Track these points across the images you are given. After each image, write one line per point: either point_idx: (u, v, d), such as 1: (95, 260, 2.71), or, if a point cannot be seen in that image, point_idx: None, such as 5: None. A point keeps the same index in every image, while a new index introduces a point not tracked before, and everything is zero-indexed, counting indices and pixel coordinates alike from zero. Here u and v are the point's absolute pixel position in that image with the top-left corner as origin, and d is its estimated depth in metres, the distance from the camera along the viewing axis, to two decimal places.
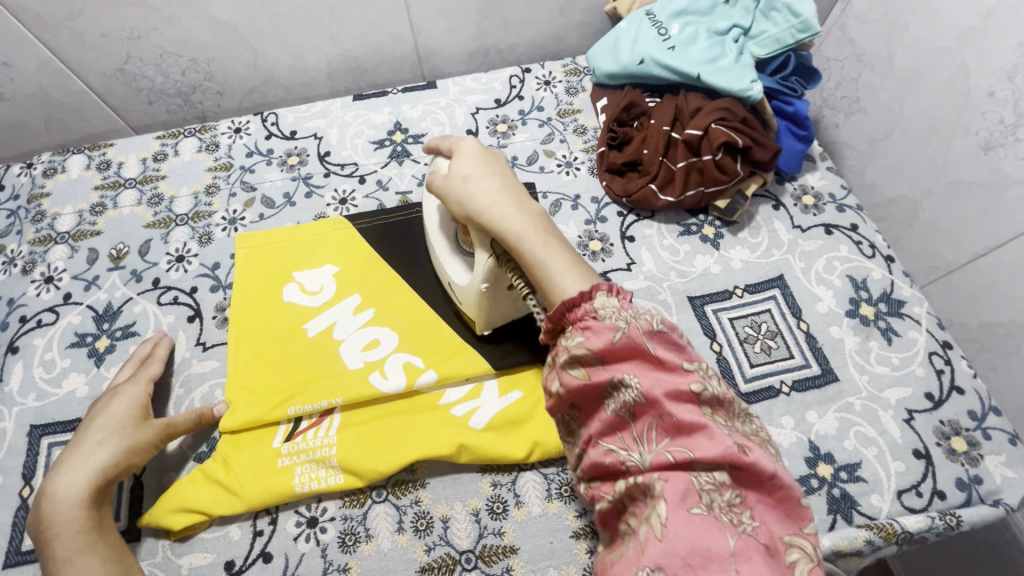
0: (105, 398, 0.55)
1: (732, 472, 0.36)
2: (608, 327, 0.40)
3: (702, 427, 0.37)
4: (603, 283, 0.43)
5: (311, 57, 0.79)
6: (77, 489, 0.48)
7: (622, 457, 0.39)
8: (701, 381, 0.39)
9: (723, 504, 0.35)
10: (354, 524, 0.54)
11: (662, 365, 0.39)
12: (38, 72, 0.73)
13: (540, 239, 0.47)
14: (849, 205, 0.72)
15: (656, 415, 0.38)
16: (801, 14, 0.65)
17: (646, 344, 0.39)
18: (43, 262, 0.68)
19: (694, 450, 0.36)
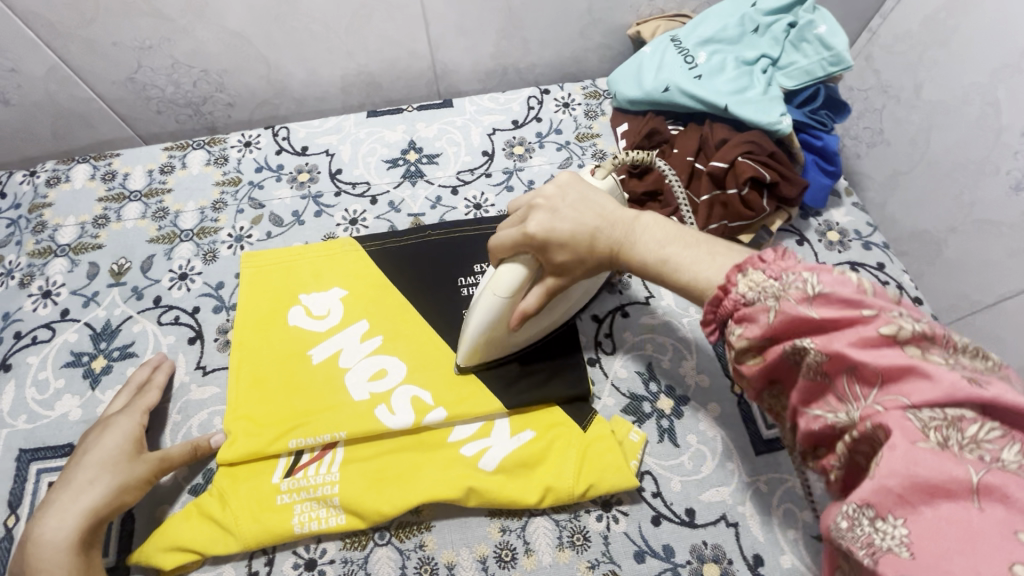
0: (96, 430, 0.53)
1: (980, 410, 0.27)
2: (760, 311, 0.34)
3: (909, 368, 0.29)
4: (737, 265, 0.36)
5: (326, 71, 0.77)
6: (65, 533, 0.47)
7: (831, 420, 0.32)
8: (892, 321, 0.30)
9: (967, 444, 0.27)
10: (354, 568, 0.51)
11: (836, 324, 0.31)
12: (46, 79, 0.71)
13: (680, 252, 0.42)
14: (875, 242, 0.70)
15: (849, 371, 0.31)
16: (833, 47, 0.64)
17: (805, 312, 0.32)
18: (42, 275, 0.66)
19: (911, 397, 0.28)
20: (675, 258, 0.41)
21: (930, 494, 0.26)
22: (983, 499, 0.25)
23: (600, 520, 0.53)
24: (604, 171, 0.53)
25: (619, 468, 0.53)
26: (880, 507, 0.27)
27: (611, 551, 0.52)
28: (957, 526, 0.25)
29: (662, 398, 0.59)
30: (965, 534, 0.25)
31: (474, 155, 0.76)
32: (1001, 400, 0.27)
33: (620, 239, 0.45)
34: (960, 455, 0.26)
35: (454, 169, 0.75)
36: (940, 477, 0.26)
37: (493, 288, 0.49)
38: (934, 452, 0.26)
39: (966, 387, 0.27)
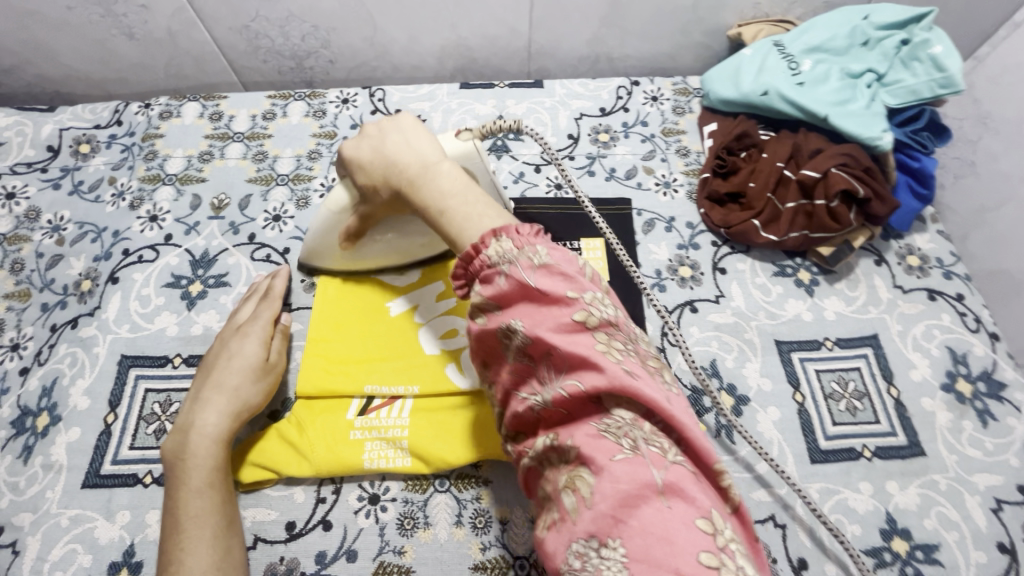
0: (239, 339, 0.58)
1: (643, 410, 0.36)
2: (498, 278, 0.39)
3: (589, 359, 0.36)
4: (495, 231, 0.41)
5: (427, 39, 0.79)
6: (220, 431, 0.53)
7: (531, 401, 0.38)
8: (585, 309, 0.37)
9: (646, 439, 0.35)
10: (414, 509, 0.54)
11: (544, 300, 0.38)
12: (171, 18, 0.76)
13: (460, 201, 0.46)
14: (957, 273, 0.69)
15: (548, 353, 0.37)
16: (946, 68, 0.62)
17: (527, 280, 0.38)
18: (150, 201, 0.71)
19: (585, 383, 0.36)
20: (449, 211, 0.45)
21: (633, 504, 0.32)
22: (670, 496, 0.33)
23: None
24: (470, 134, 0.51)
25: None
26: (601, 534, 0.33)
27: None
28: (658, 526, 0.31)
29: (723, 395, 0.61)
30: (663, 533, 0.31)
31: (560, 137, 0.77)
32: (646, 394, 0.35)
33: (412, 179, 0.48)
34: (645, 451, 0.34)
35: (539, 149, 0.76)
36: (636, 482, 0.33)
37: (330, 207, 0.55)
38: (626, 462, 0.34)
39: (622, 378, 0.35)
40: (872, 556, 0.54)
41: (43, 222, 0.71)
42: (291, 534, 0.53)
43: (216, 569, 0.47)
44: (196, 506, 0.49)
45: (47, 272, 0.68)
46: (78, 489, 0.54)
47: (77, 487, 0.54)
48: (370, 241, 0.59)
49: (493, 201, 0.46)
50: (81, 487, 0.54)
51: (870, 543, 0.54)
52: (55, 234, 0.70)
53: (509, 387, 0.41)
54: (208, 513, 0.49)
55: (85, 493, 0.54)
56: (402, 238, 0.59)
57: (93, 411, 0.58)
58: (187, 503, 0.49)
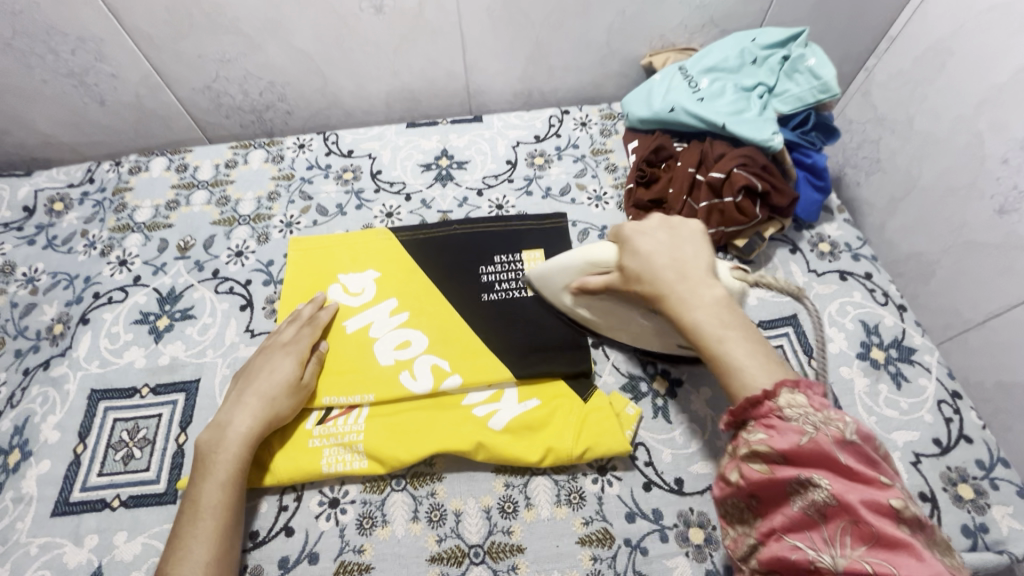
0: (281, 354, 0.62)
1: None
2: (794, 429, 0.42)
3: (906, 544, 0.37)
4: (787, 380, 0.45)
5: (374, 87, 0.88)
6: (251, 434, 0.56)
7: (810, 554, 0.40)
8: (902, 498, 0.39)
9: None
10: (372, 509, 0.57)
11: (857, 476, 0.40)
12: (138, 84, 0.83)
13: (737, 333, 0.49)
14: (865, 255, 0.76)
15: (851, 520, 0.39)
16: (822, 77, 0.72)
17: (835, 452, 0.41)
18: (120, 247, 0.76)
19: (899, 568, 0.36)
20: (728, 343, 0.48)
21: None
22: None
23: (596, 482, 0.59)
24: (741, 275, 0.56)
25: (616, 433, 0.59)
26: None
27: (604, 510, 0.57)
28: None
29: (657, 379, 0.65)
30: None
31: (499, 163, 0.85)
32: None
33: (674, 300, 0.51)
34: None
35: (480, 175, 0.83)
36: None
37: (585, 255, 0.59)
38: None
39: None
40: None
41: (17, 275, 0.75)
42: (254, 542, 0.55)
43: (211, 565, 0.49)
44: (211, 498, 0.52)
45: (21, 320, 0.72)
46: (47, 518, 0.57)
47: (47, 516, 0.57)
48: (587, 300, 0.62)
49: (763, 340, 0.49)
50: (51, 515, 0.57)
51: None
52: (29, 285, 0.74)
53: (770, 527, 0.43)
54: (220, 508, 0.52)
55: (54, 520, 0.56)
56: (621, 319, 0.62)
57: (62, 443, 0.61)
58: (203, 494, 0.52)
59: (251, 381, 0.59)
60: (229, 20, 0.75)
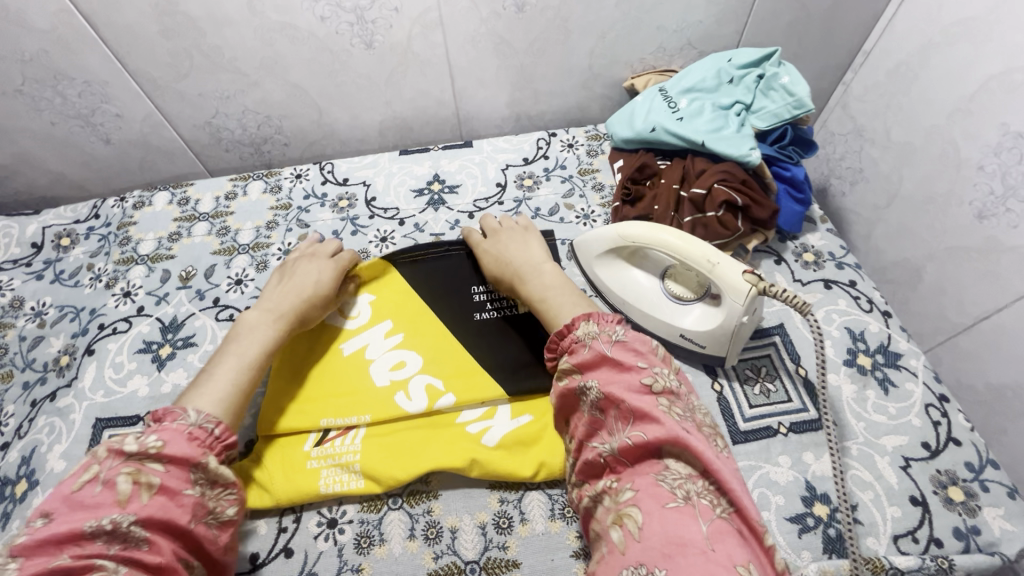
0: (315, 261, 0.70)
1: (689, 463, 0.46)
2: (585, 350, 0.53)
3: (653, 415, 0.47)
4: (584, 315, 0.56)
5: (367, 117, 0.91)
6: (285, 310, 0.64)
7: (602, 445, 0.49)
8: (652, 375, 0.50)
9: (697, 492, 0.44)
10: (370, 528, 0.58)
11: (621, 368, 0.51)
12: (142, 123, 0.87)
13: None
14: (848, 263, 0.77)
15: (618, 407, 0.49)
16: (796, 94, 0.75)
17: (606, 351, 0.52)
18: (124, 279, 0.79)
19: (648, 433, 0.47)
20: None
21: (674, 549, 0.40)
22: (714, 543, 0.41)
23: None
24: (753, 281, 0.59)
25: None
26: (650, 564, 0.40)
27: None
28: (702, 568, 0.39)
29: None
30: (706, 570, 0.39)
31: (489, 186, 0.87)
32: (702, 455, 0.45)
33: None
34: (695, 502, 0.43)
35: (471, 199, 0.86)
36: (680, 530, 0.41)
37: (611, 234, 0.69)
38: (675, 510, 0.43)
39: (680, 433, 0.46)
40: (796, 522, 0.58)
41: (26, 309, 0.78)
42: (255, 564, 0.56)
43: (232, 398, 0.55)
44: (240, 354, 0.58)
45: (29, 353, 0.74)
46: None
47: None
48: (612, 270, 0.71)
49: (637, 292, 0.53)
50: None
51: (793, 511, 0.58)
52: (37, 319, 0.77)
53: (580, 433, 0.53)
54: (253, 356, 0.59)
55: None
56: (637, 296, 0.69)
57: (68, 472, 0.62)
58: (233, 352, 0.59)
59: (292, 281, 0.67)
60: (227, 60, 0.79)
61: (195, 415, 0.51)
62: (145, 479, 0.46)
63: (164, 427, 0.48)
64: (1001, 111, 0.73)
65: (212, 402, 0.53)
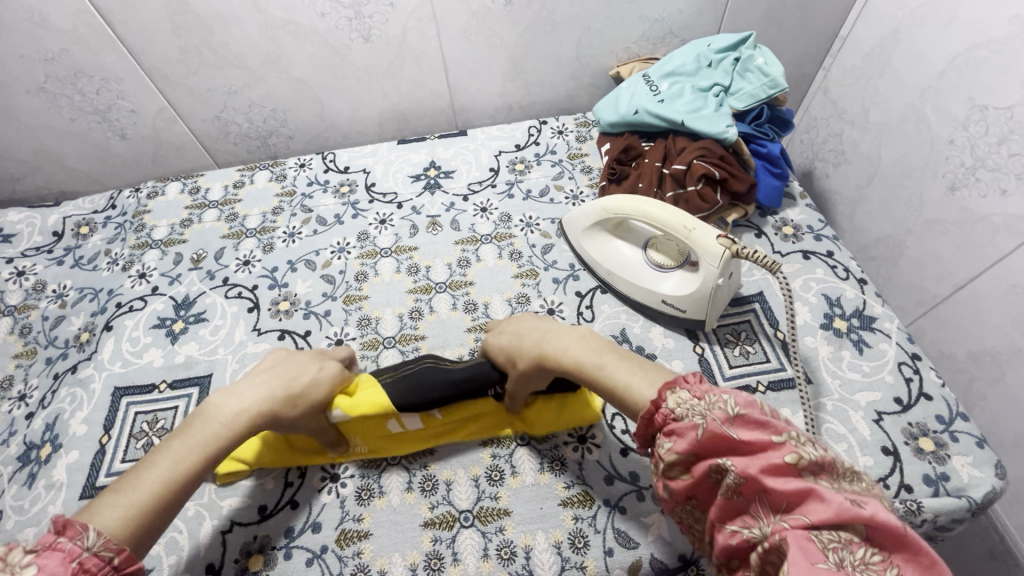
0: (311, 360, 0.61)
1: (858, 530, 0.35)
2: (688, 427, 0.42)
3: (809, 491, 0.36)
4: (667, 384, 0.45)
5: (366, 109, 0.96)
6: (235, 411, 0.52)
7: (746, 535, 0.38)
8: (795, 450, 0.38)
9: (861, 566, 0.33)
10: (370, 482, 0.62)
11: (751, 447, 0.39)
12: (155, 118, 0.93)
13: (615, 365, 0.51)
14: (826, 235, 0.81)
15: (761, 492, 0.38)
16: (770, 74, 0.78)
17: (726, 431, 0.40)
18: (139, 262, 0.84)
19: (810, 515, 0.35)
20: (609, 370, 0.51)
21: None
22: None
23: (576, 450, 0.63)
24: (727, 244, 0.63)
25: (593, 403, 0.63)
26: None
27: (584, 475, 0.61)
28: None
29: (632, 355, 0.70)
30: None
31: (482, 171, 0.92)
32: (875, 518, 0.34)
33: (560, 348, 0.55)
34: (853, 575, 0.33)
35: (465, 183, 0.90)
36: None
37: (597, 209, 0.73)
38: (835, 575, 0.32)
39: (848, 507, 0.34)
40: None
41: (48, 291, 0.83)
42: (263, 515, 0.60)
43: (127, 521, 0.44)
44: (173, 455, 0.49)
45: (51, 331, 0.79)
46: (77, 500, 0.62)
47: (76, 499, 0.62)
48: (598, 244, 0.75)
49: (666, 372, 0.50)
50: (80, 498, 0.62)
51: None
52: (58, 300, 0.82)
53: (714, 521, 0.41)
54: (171, 472, 0.48)
55: (83, 502, 0.62)
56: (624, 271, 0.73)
57: (89, 435, 0.67)
58: (170, 450, 0.49)
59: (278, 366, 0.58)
60: (234, 56, 0.84)
61: (94, 536, 0.41)
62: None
63: (52, 551, 0.39)
64: (968, 86, 0.76)
65: (115, 519, 0.44)
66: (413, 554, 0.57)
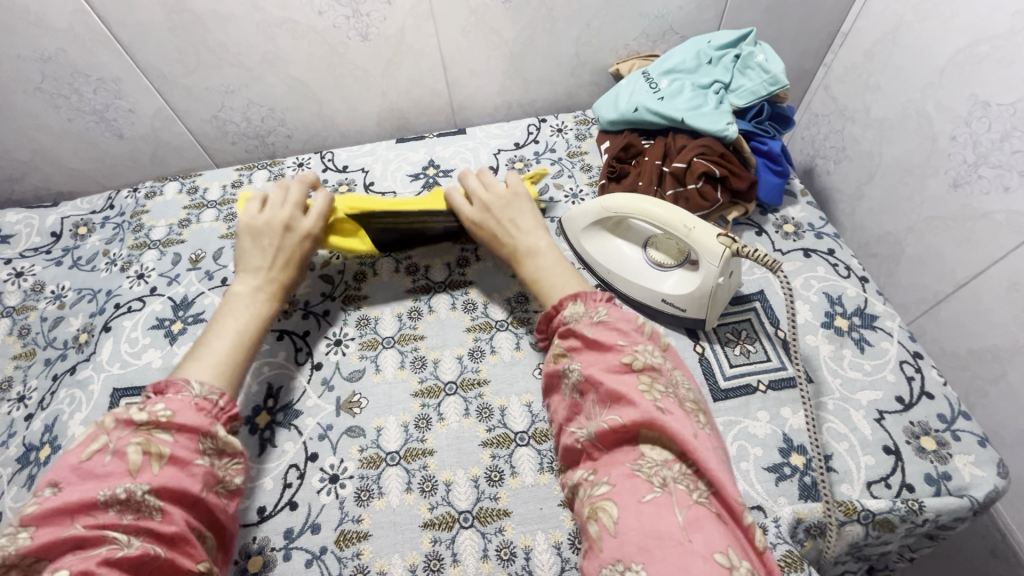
0: (259, 236, 0.68)
1: (663, 436, 0.48)
2: (571, 333, 0.57)
3: (630, 394, 0.50)
4: (572, 294, 0.60)
5: (365, 108, 0.96)
6: (247, 295, 0.64)
7: (579, 431, 0.52)
8: (632, 354, 0.53)
9: (674, 478, 0.46)
10: (369, 482, 0.62)
11: (604, 348, 0.54)
12: (153, 118, 0.92)
13: (546, 266, 0.65)
14: (827, 233, 0.80)
15: (596, 392, 0.52)
16: (771, 71, 0.78)
17: (590, 335, 0.55)
18: (137, 262, 0.83)
19: (624, 415, 0.49)
20: (546, 276, 0.65)
21: (655, 538, 0.42)
22: (691, 533, 0.42)
23: None
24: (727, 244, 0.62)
25: None
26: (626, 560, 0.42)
27: None
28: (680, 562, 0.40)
29: None
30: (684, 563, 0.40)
31: (481, 170, 0.91)
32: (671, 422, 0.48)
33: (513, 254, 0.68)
34: (660, 481, 0.46)
35: None
36: (657, 521, 0.43)
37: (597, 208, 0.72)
38: (652, 499, 0.44)
39: (654, 410, 0.48)
40: (774, 471, 0.60)
41: (47, 292, 0.83)
42: (262, 517, 0.60)
43: (223, 372, 0.57)
44: (234, 325, 0.61)
45: (50, 332, 0.79)
46: None
47: None
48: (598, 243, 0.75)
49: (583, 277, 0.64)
50: None
51: (771, 461, 0.61)
52: (57, 301, 0.82)
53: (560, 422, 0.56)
54: (226, 339, 0.60)
55: None
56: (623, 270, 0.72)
57: None
58: (229, 320, 0.62)
59: (279, 249, 0.67)
60: (232, 55, 0.84)
61: (196, 386, 0.54)
62: (155, 449, 0.48)
63: (171, 399, 0.52)
64: (970, 82, 0.75)
65: (209, 374, 0.56)
66: (412, 555, 0.57)
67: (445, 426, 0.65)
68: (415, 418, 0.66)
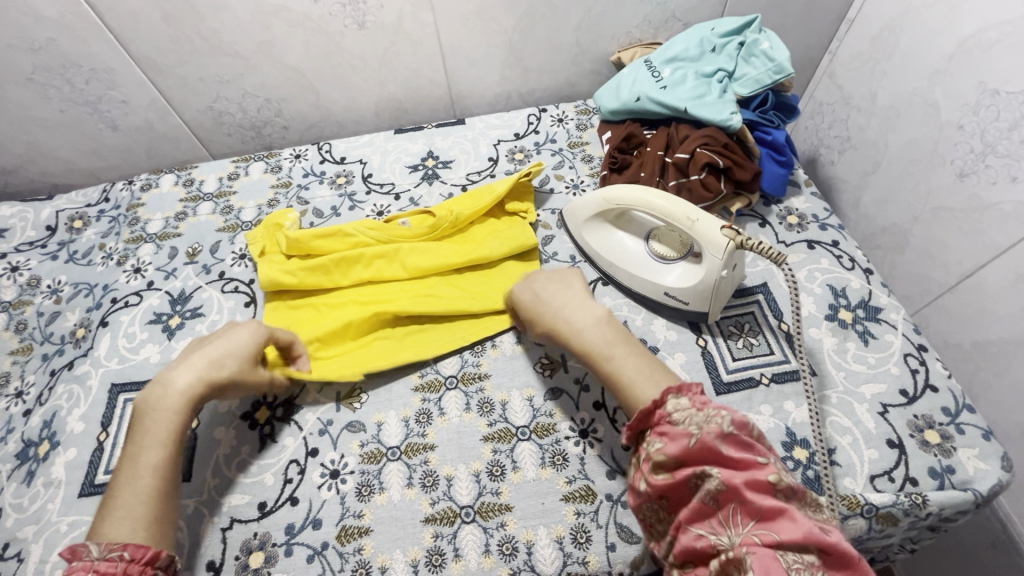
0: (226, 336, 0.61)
1: (816, 553, 0.39)
2: (681, 433, 0.45)
3: (783, 510, 0.41)
4: (672, 388, 0.49)
5: (362, 98, 0.94)
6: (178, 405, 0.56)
7: (712, 540, 0.42)
8: (777, 472, 0.42)
9: None
10: (370, 477, 0.61)
11: (739, 463, 0.43)
12: (147, 109, 0.91)
13: (617, 350, 0.55)
14: (831, 224, 0.79)
15: (739, 502, 0.42)
16: (776, 59, 0.76)
17: (720, 445, 0.44)
18: (134, 256, 0.82)
19: (781, 533, 0.40)
20: (617, 359, 0.54)
21: None
22: None
23: (578, 445, 0.62)
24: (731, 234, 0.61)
25: None
26: None
27: (586, 470, 0.61)
28: None
29: None
30: None
31: (481, 161, 0.90)
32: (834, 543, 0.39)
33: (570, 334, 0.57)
34: None
35: (464, 173, 0.89)
36: None
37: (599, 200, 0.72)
38: None
39: (816, 531, 0.39)
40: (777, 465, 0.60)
41: (43, 287, 0.82)
42: (263, 512, 0.60)
43: (144, 527, 0.50)
44: (150, 460, 0.53)
45: (47, 327, 0.79)
46: (76, 498, 0.62)
47: (75, 497, 0.62)
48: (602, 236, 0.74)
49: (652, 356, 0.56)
50: (78, 496, 0.62)
51: (774, 455, 0.60)
52: (53, 296, 0.81)
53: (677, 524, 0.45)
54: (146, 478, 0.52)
55: (82, 500, 0.62)
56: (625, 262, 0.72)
57: (87, 432, 0.66)
58: (143, 455, 0.53)
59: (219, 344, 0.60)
60: (226, 44, 0.82)
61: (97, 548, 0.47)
62: None
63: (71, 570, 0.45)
64: (979, 69, 0.74)
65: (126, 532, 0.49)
66: (414, 550, 0.57)
67: (445, 421, 0.65)
68: (416, 413, 0.65)
